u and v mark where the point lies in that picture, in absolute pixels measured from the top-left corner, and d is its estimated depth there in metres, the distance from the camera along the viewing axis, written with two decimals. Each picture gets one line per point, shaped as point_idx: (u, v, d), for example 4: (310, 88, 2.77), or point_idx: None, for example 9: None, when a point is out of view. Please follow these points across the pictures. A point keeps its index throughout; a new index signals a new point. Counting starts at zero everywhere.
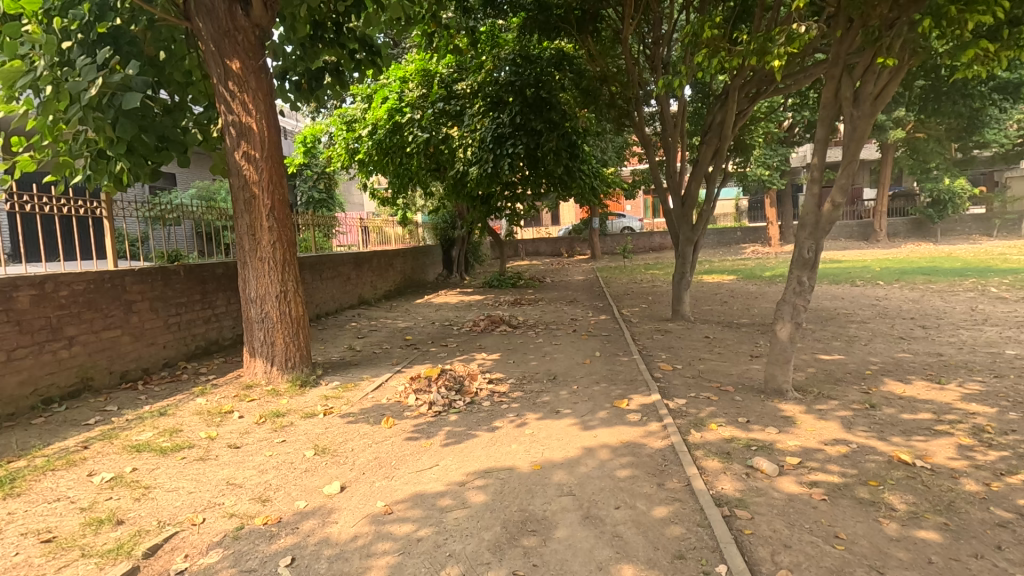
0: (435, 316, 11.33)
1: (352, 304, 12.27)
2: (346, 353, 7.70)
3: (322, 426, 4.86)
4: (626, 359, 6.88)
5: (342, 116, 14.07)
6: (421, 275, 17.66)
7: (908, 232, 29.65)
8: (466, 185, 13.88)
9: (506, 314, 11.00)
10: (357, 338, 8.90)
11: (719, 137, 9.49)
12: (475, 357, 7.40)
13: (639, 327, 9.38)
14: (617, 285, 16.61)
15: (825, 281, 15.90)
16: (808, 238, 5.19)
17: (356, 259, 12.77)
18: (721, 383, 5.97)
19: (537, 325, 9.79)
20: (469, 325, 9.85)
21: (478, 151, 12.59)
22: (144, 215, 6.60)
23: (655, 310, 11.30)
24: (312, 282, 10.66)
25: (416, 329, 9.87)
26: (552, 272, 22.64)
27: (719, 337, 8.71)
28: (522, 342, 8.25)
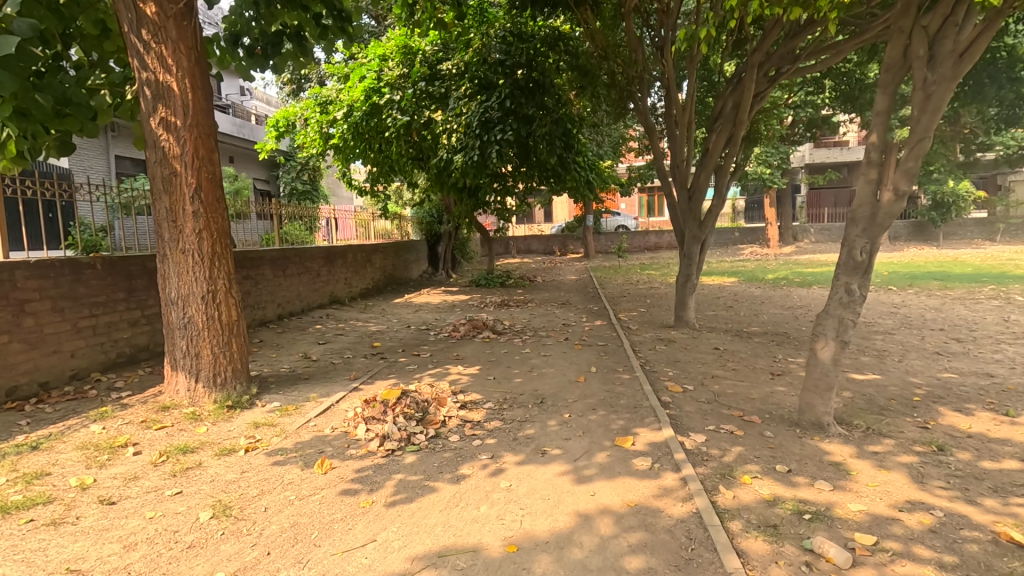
0: (412, 319, 10.21)
1: (321, 303, 11.12)
2: (300, 364, 6.57)
3: (237, 468, 3.75)
4: (627, 377, 5.81)
5: (317, 95, 12.91)
6: (404, 273, 16.51)
7: (909, 236, 28.91)
8: (450, 175, 12.53)
9: (491, 318, 9.90)
10: (317, 344, 7.78)
11: (733, 122, 8.25)
12: (449, 371, 6.30)
13: (639, 335, 8.32)
14: (612, 286, 15.60)
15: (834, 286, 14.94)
16: (861, 236, 4.14)
17: (329, 255, 11.63)
18: (743, 412, 4.91)
19: (525, 331, 8.71)
20: (448, 330, 8.74)
21: (463, 137, 11.40)
22: (105, 198, 6.03)
23: (655, 315, 10.26)
24: (274, 278, 9.50)
25: (388, 333, 8.74)
26: (544, 270, 21.59)
27: (731, 348, 7.67)
28: (507, 352, 7.16)
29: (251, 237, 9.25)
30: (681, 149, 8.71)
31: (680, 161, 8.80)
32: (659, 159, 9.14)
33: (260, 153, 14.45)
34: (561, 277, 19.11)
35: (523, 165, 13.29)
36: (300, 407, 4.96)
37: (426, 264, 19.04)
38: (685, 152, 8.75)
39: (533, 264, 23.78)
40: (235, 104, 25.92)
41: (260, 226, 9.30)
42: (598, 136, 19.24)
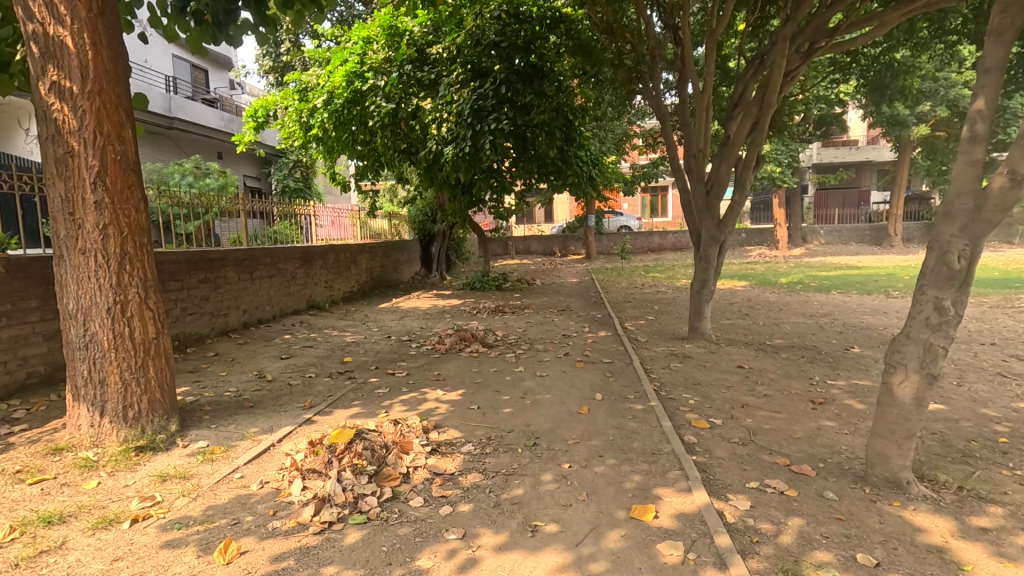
0: (395, 327, 9.18)
1: (296, 309, 10.08)
2: (250, 386, 5.53)
3: (110, 552, 2.72)
4: (640, 407, 4.79)
5: (297, 81, 11.81)
6: (393, 275, 15.47)
7: (922, 238, 27.90)
8: (441, 169, 11.48)
9: (482, 327, 8.87)
10: (280, 358, 6.76)
11: (760, 105, 7.14)
12: (426, 397, 5.27)
13: (650, 349, 7.28)
14: (616, 290, 14.56)
15: (855, 291, 13.91)
16: (960, 236, 3.09)
17: (307, 256, 10.61)
18: (790, 459, 3.88)
19: (520, 343, 7.69)
20: (432, 342, 7.71)
21: (454, 127, 10.38)
22: None
23: (665, 325, 9.21)
24: (241, 282, 8.48)
25: (364, 345, 7.71)
26: (543, 272, 20.57)
27: (757, 366, 6.62)
28: (497, 371, 6.14)
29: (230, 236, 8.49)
30: (700, 137, 7.61)
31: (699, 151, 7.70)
32: (671, 148, 8.08)
33: (237, 145, 13.34)
34: (561, 279, 18.08)
35: (520, 158, 12.27)
36: (229, 450, 3.94)
37: (419, 265, 18.02)
38: (703, 140, 7.67)
39: (532, 266, 22.78)
40: (224, 98, 24.94)
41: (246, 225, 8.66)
42: (601, 131, 18.22)
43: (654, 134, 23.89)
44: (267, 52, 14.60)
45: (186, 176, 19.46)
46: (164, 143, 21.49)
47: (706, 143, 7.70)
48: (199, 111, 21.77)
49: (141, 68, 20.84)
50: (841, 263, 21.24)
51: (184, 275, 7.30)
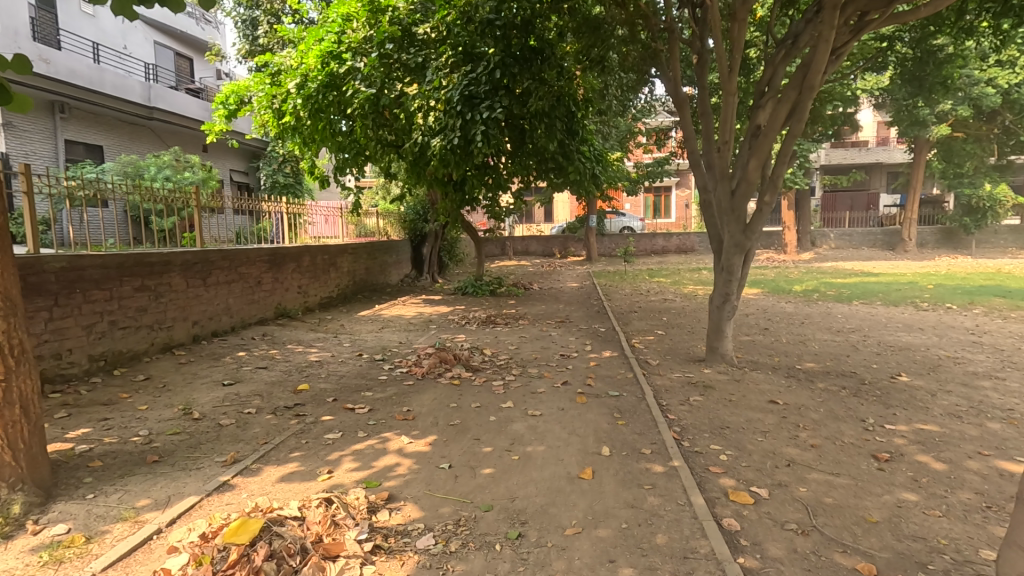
0: (371, 342, 8.08)
1: (261, 318, 8.96)
2: (167, 427, 4.42)
3: None
4: (660, 469, 3.67)
5: (270, 64, 10.72)
6: (380, 278, 14.36)
7: (936, 243, 26.82)
8: (428, 163, 10.38)
9: (470, 343, 7.78)
10: (222, 384, 5.65)
11: (800, 89, 5.95)
12: (387, 446, 4.15)
13: (663, 377, 6.18)
14: (620, 298, 13.47)
15: (879, 302, 12.86)
16: None
17: (276, 258, 9.51)
18: (875, 563, 2.78)
19: (511, 366, 6.58)
20: (408, 363, 6.61)
21: (442, 115, 9.28)
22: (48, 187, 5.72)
23: (678, 343, 8.11)
24: (191, 289, 7.37)
25: (329, 366, 6.60)
26: (541, 275, 19.48)
27: (794, 401, 5.52)
28: (479, 407, 5.03)
29: (223, 233, 8.32)
30: (725, 127, 6.48)
31: (724, 143, 6.56)
32: (690, 141, 6.95)
33: (207, 135, 12.22)
34: (560, 284, 16.98)
35: (517, 151, 11.16)
36: (92, 542, 2.84)
37: (409, 267, 16.90)
38: (729, 131, 6.54)
39: (530, 268, 21.69)
40: (210, 88, 23.89)
41: (238, 221, 8.50)
42: (604, 127, 17.14)
43: (660, 131, 22.82)
44: (245, 34, 13.57)
45: (163, 170, 18.35)
46: (143, 134, 20.43)
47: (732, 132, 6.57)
48: (181, 100, 20.72)
49: (120, 54, 19.79)
50: (855, 269, 20.16)
51: (115, 283, 6.15)
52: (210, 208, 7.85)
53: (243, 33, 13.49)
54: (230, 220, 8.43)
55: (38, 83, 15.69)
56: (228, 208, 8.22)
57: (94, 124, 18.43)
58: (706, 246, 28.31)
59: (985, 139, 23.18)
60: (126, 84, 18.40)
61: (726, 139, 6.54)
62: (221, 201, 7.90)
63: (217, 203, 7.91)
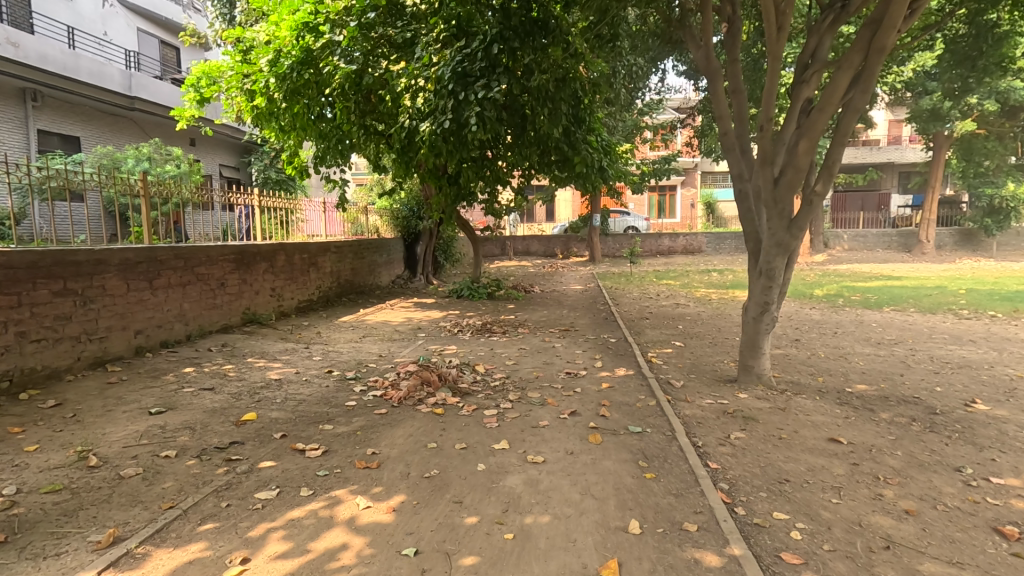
0: (346, 356, 6.97)
1: (224, 325, 7.87)
2: (46, 482, 3.32)
3: None
4: (715, 565, 2.57)
5: (241, 39, 9.68)
6: (368, 279, 13.27)
7: (955, 245, 25.62)
8: (417, 151, 9.30)
9: (460, 357, 6.67)
10: (148, 413, 4.55)
11: (868, 54, 4.75)
12: (335, 515, 3.04)
13: (692, 405, 5.08)
14: (629, 302, 12.38)
15: (912, 308, 11.75)
16: None
17: (244, 257, 8.41)
18: None
19: (508, 388, 5.48)
20: (384, 384, 5.51)
21: (432, 96, 8.24)
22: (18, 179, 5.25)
23: (702, 359, 7.01)
24: (133, 292, 6.27)
25: (289, 388, 5.50)
26: (542, 277, 18.36)
27: (861, 439, 4.41)
28: (466, 450, 3.93)
29: (208, 230, 7.84)
30: (769, 102, 5.36)
31: (766, 121, 5.42)
32: (722, 120, 5.82)
33: (177, 121, 11.05)
34: (563, 286, 15.88)
35: (517, 140, 10.10)
36: None
37: (402, 267, 15.82)
38: (773, 107, 5.41)
39: (531, 269, 20.62)
40: None
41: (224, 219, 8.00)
42: (611, 118, 16.05)
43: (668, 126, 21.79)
44: (222, 13, 12.53)
45: (142, 162, 17.26)
46: (125, 125, 19.36)
47: (777, 108, 5.44)
48: (165, 90, 19.65)
49: (99, 41, 18.68)
50: (873, 273, 19.06)
51: (25, 286, 5.06)
52: (196, 203, 7.35)
53: (220, 13, 12.48)
54: (216, 216, 7.92)
55: (7, 67, 14.61)
56: (217, 203, 7.73)
57: (71, 114, 17.30)
58: (714, 247, 27.17)
59: (1006, 136, 21.81)
60: (104, 71, 17.30)
61: (769, 116, 5.41)
62: (210, 195, 7.39)
63: (204, 197, 7.38)
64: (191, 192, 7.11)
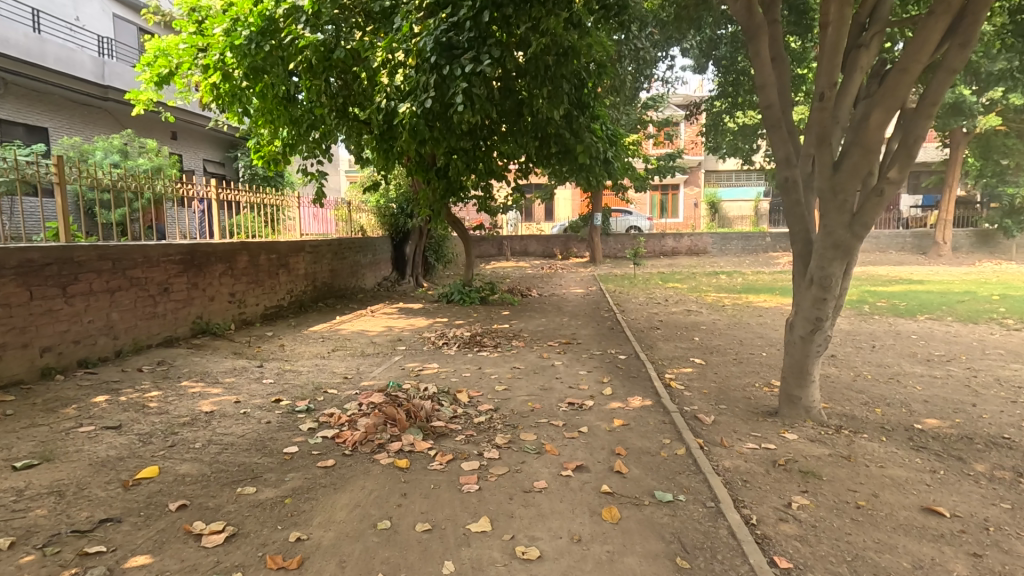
0: (304, 378, 5.80)
1: (167, 339, 6.70)
2: None
3: None
4: None
5: (196, 9, 8.65)
6: (350, 282, 12.12)
7: (972, 247, 24.37)
8: (397, 138, 8.17)
9: (440, 382, 5.52)
10: (10, 469, 3.39)
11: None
12: None
13: (732, 453, 3.95)
14: (636, 309, 11.24)
15: (950, 317, 10.60)
16: None
17: (195, 258, 7.24)
18: None
19: (495, 428, 4.32)
20: (340, 421, 4.36)
21: (413, 73, 7.12)
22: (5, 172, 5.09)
23: (731, 385, 5.86)
24: (39, 301, 5.12)
25: (219, 426, 4.34)
26: (540, 280, 17.19)
27: (969, 509, 3.27)
28: (429, 536, 2.78)
29: (191, 227, 7.57)
30: (832, 61, 4.18)
31: (828, 87, 4.27)
32: (765, 91, 4.60)
33: (132, 105, 9.85)
34: (563, 290, 14.74)
35: (512, 127, 9.06)
36: None
37: (389, 268, 14.68)
38: (836, 69, 4.24)
39: (529, 271, 19.46)
40: None
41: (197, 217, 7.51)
42: (616, 108, 14.91)
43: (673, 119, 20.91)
44: None
45: (112, 155, 16.02)
46: (100, 117, 18.02)
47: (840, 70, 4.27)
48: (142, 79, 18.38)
49: (70, 27, 17.41)
50: (891, 276, 17.89)
51: None
52: (174, 198, 6.90)
53: None
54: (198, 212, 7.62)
55: None
56: (201, 199, 7.47)
57: (38, 103, 15.96)
58: (720, 247, 26.02)
59: None
60: (74, 57, 16.02)
61: (831, 81, 4.25)
62: (193, 188, 7.15)
63: (187, 190, 7.12)
64: (174, 189, 6.90)
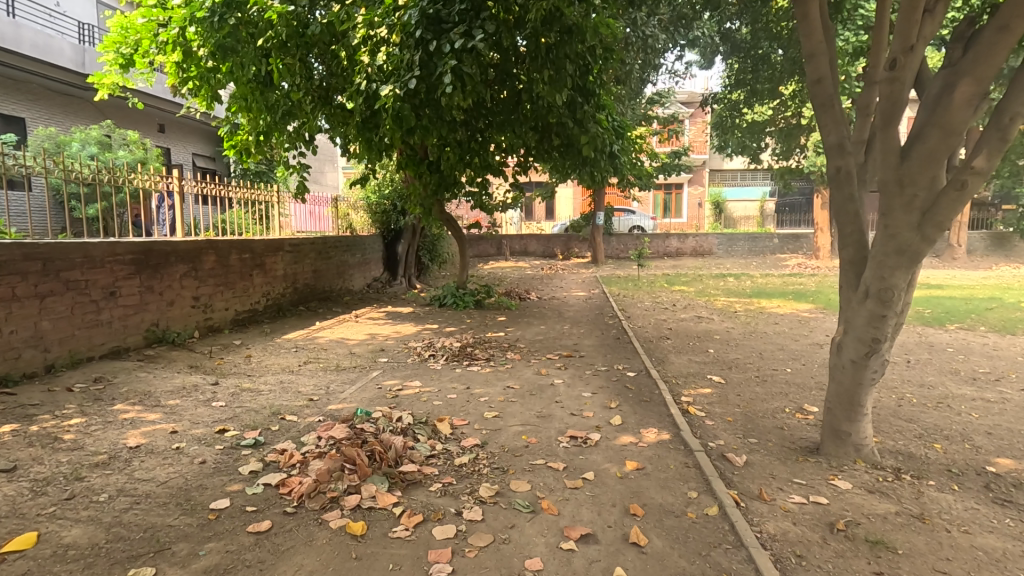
0: (262, 400, 4.98)
1: (112, 351, 5.88)
2: None
3: None
4: None
5: None
6: (335, 283, 11.29)
7: (987, 250, 23.41)
8: (381, 126, 7.37)
9: (420, 409, 4.70)
10: None
11: None
12: None
13: (777, 514, 3.13)
14: (642, 316, 10.41)
15: (984, 327, 9.72)
16: None
17: (150, 257, 6.42)
18: None
19: (479, 474, 3.51)
20: (289, 462, 3.55)
21: (397, 51, 6.30)
22: None
23: (761, 413, 5.03)
24: None
25: (141, 467, 3.53)
26: (539, 281, 16.36)
27: None
28: None
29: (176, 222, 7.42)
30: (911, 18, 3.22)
31: (901, 52, 3.32)
32: (816, 60, 3.74)
33: (97, 89, 9.01)
34: (563, 293, 13.89)
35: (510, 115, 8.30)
36: None
37: (380, 268, 13.86)
38: (914, 27, 3.28)
39: (528, 272, 18.63)
40: None
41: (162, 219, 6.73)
42: (627, 100, 14.14)
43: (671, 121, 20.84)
44: None
45: (90, 147, 15.15)
46: (82, 107, 17.10)
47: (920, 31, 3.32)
48: None
49: (49, 12, 16.47)
50: None
51: None
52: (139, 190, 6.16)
53: None
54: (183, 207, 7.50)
55: None
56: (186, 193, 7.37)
57: (14, 92, 15.00)
58: (726, 248, 25.21)
59: None
60: (52, 44, 14.94)
61: (907, 44, 3.30)
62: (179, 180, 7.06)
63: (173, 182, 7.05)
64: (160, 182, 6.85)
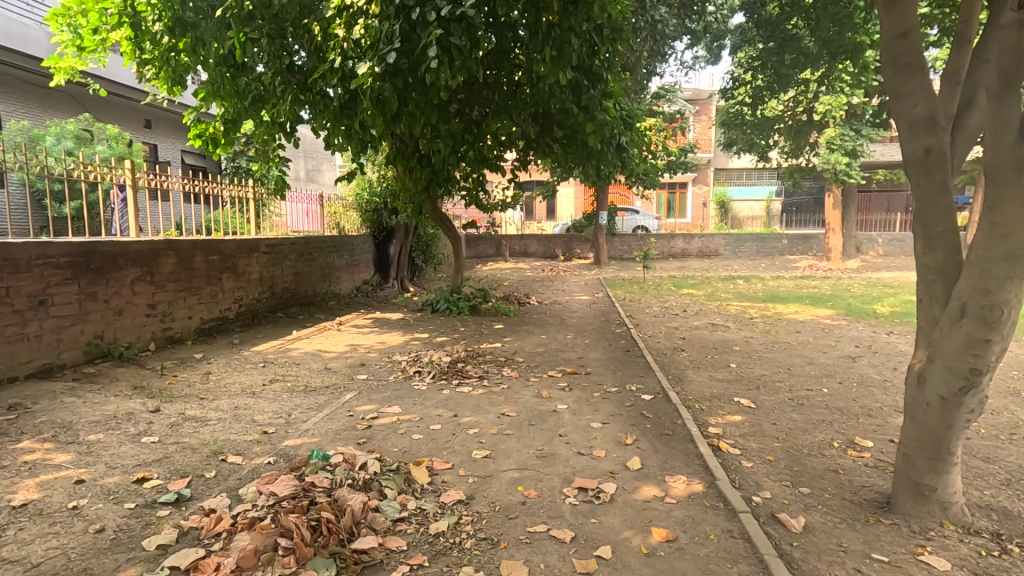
0: (206, 433, 4.12)
1: (39, 370, 5.02)
2: None
3: None
4: None
5: None
6: (319, 287, 10.45)
7: None
8: (359, 112, 6.53)
9: (395, 451, 3.84)
10: None
11: None
12: None
13: None
14: (652, 323, 9.55)
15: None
16: None
17: (92, 260, 5.58)
18: None
19: (460, 551, 2.66)
20: (212, 533, 2.71)
21: (376, 22, 5.48)
22: None
23: (807, 452, 4.16)
24: None
25: (15, 538, 2.68)
26: (539, 284, 15.51)
27: None
28: None
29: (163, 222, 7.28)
30: None
31: None
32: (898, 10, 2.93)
33: (51, 75, 8.14)
34: (565, 297, 13.04)
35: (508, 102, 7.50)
36: None
37: (372, 271, 13.02)
38: None
39: (528, 274, 17.79)
40: None
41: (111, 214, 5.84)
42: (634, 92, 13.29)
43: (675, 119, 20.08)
44: None
45: (65, 140, 14.23)
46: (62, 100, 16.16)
47: None
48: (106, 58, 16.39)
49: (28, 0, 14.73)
50: None
51: None
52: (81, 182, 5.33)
53: None
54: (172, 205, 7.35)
55: None
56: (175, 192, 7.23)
57: None
58: (733, 249, 24.34)
59: None
60: (28, 33, 13.55)
61: None
62: (167, 180, 6.92)
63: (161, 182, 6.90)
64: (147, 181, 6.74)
